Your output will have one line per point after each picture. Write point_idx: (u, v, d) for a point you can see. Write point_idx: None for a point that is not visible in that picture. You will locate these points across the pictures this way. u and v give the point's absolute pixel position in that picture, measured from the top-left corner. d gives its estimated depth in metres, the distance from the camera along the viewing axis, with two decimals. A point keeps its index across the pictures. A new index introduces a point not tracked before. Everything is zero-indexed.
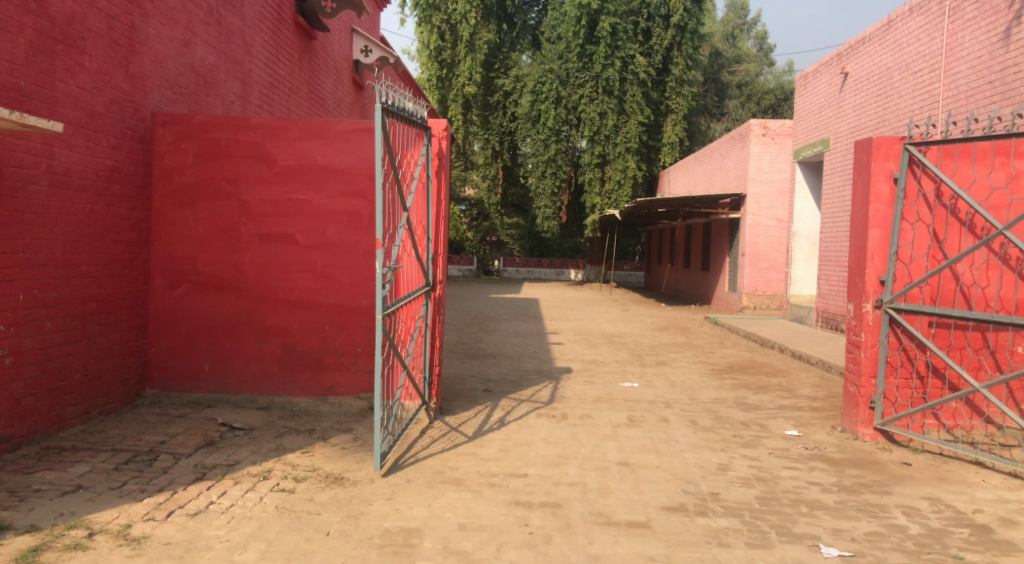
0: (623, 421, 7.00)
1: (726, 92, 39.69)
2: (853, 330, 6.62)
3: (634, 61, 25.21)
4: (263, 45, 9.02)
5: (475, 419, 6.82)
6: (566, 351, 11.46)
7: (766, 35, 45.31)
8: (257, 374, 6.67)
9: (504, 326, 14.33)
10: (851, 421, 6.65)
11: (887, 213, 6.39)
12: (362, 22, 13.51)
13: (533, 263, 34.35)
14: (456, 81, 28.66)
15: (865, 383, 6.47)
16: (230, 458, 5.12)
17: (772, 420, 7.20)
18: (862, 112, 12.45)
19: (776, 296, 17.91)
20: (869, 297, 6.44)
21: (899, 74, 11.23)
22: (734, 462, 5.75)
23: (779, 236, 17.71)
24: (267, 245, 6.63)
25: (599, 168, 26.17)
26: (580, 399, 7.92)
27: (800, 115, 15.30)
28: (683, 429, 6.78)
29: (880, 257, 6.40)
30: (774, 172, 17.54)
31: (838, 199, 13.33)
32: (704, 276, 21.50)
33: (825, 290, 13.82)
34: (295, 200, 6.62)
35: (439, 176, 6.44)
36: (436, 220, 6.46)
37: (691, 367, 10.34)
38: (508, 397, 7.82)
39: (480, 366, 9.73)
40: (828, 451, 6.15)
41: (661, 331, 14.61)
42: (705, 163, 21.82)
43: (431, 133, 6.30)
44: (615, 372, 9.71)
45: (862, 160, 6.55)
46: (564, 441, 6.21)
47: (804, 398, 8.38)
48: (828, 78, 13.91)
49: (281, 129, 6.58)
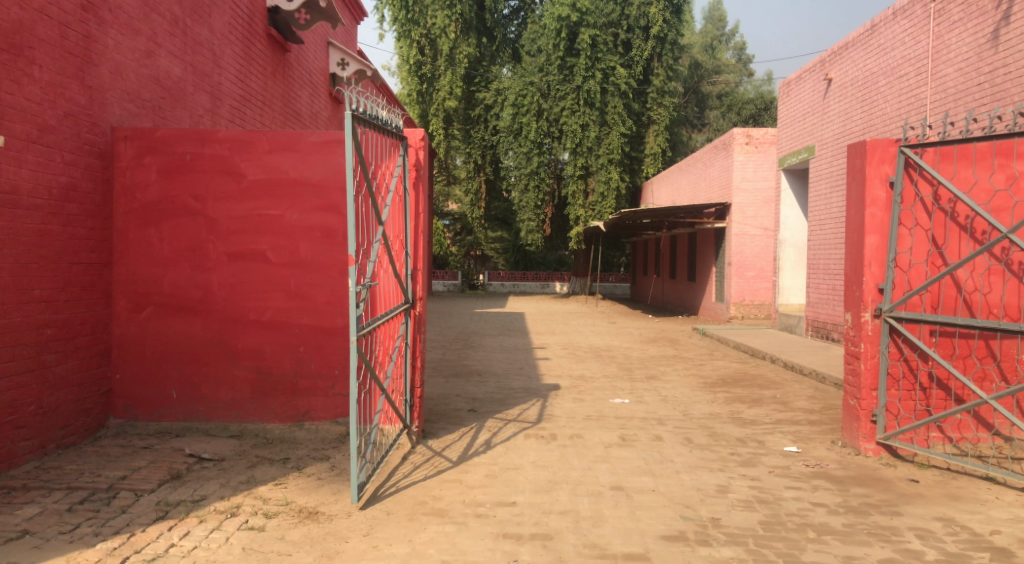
0: (615, 440, 6.70)
1: (706, 103, 39.83)
2: (852, 341, 6.38)
3: (614, 73, 25.12)
4: (234, 57, 8.72)
5: (460, 442, 6.51)
6: (553, 367, 11.15)
7: (744, 45, 45.47)
8: (228, 400, 6.32)
9: (489, 342, 14.00)
10: (852, 435, 6.39)
11: (885, 218, 6.16)
12: (338, 35, 13.24)
13: (518, 277, 34.02)
14: (437, 96, 28.40)
15: (865, 396, 6.22)
16: (196, 493, 4.76)
17: (769, 436, 6.92)
18: (847, 118, 12.30)
19: (764, 305, 17.69)
20: (868, 306, 6.20)
21: (884, 78, 11.10)
22: (734, 483, 5.46)
23: (764, 244, 17.56)
24: (237, 263, 6.30)
25: (582, 180, 26.05)
26: (570, 417, 7.60)
27: (784, 123, 15.14)
28: (678, 448, 6.48)
29: (878, 265, 6.18)
30: (758, 180, 17.43)
31: (825, 206, 13.15)
32: (691, 286, 21.29)
33: (814, 298, 13.61)
34: (266, 216, 6.30)
35: (417, 188, 6.14)
36: (415, 234, 6.16)
37: (682, 381, 10.06)
38: (494, 418, 7.49)
39: (464, 384, 9.40)
40: (831, 468, 5.87)
41: (650, 343, 14.34)
42: (688, 173, 21.67)
43: (407, 142, 6.01)
44: (604, 387, 9.40)
45: (856, 165, 6.33)
46: (555, 464, 5.90)
47: (800, 411, 8.11)
48: (811, 85, 13.77)
49: (249, 142, 6.27)
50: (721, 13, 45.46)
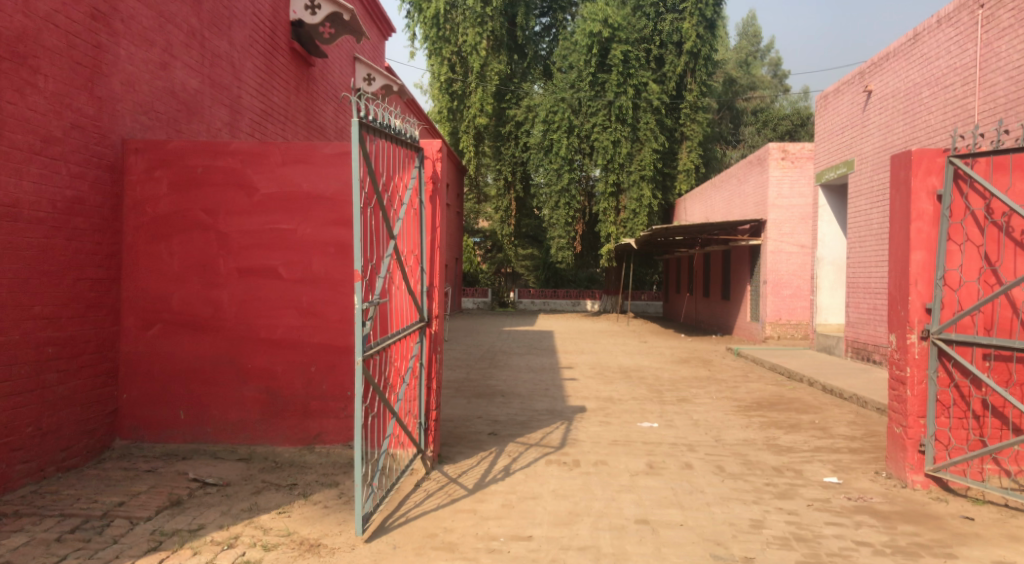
0: (641, 468, 6.33)
1: (741, 119, 39.70)
2: (897, 364, 5.96)
3: (647, 88, 24.90)
4: (255, 70, 8.59)
5: (478, 468, 6.19)
6: (580, 388, 10.80)
7: (779, 61, 44.86)
8: (237, 421, 6.10)
9: (516, 362, 13.67)
10: (898, 466, 5.95)
11: (932, 233, 5.76)
12: (364, 50, 13.14)
13: (549, 295, 33.67)
14: (468, 112, 28.31)
15: (913, 424, 5.77)
16: (194, 522, 4.51)
17: (807, 465, 6.50)
18: (889, 131, 11.84)
19: (801, 325, 17.12)
20: (914, 326, 5.79)
21: (928, 89, 10.65)
22: (769, 518, 5.06)
23: (802, 262, 17.03)
24: (248, 279, 6.10)
25: (614, 198, 25.72)
26: (595, 442, 7.25)
27: (822, 136, 14.68)
28: (709, 477, 6.09)
29: (925, 283, 5.77)
30: (794, 197, 16.95)
31: (865, 223, 12.67)
32: (725, 305, 20.79)
33: (853, 318, 13.10)
34: (278, 231, 6.09)
35: (435, 200, 5.90)
36: (432, 249, 5.90)
37: (715, 404, 9.63)
38: (515, 442, 7.17)
39: (487, 406, 9.08)
40: (875, 503, 5.44)
41: (681, 364, 13.92)
42: (722, 190, 21.21)
43: (423, 153, 5.80)
44: (632, 410, 9.02)
45: (900, 176, 5.94)
46: (577, 493, 5.56)
47: (841, 438, 7.66)
48: (850, 98, 13.33)
49: (262, 154, 6.08)
50: (755, 29, 44.97)
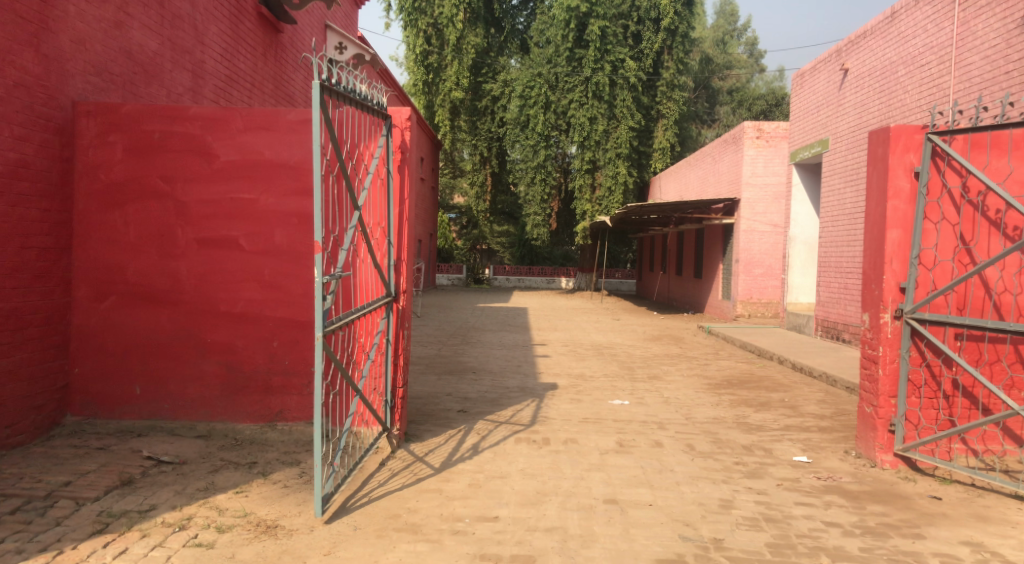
0: (611, 446, 6.24)
1: (716, 98, 39.19)
2: (870, 344, 5.90)
3: (624, 65, 24.55)
4: (219, 34, 8.26)
5: (445, 447, 6.06)
6: (552, 365, 10.69)
7: (756, 40, 44.72)
8: (196, 397, 5.91)
9: (488, 338, 13.55)
10: (868, 445, 5.91)
11: (908, 211, 5.68)
12: (335, 18, 12.78)
13: (523, 271, 33.55)
14: (443, 85, 27.91)
15: (883, 404, 5.74)
16: (144, 502, 4.34)
17: (777, 444, 6.45)
18: (864, 110, 11.79)
19: (772, 304, 17.16)
20: (888, 306, 5.73)
21: (904, 68, 10.58)
22: (738, 498, 4.99)
23: (774, 241, 17.06)
24: (207, 250, 5.88)
25: (590, 174, 25.58)
26: (565, 420, 7.14)
27: (797, 115, 14.61)
28: (679, 456, 6.01)
29: (900, 262, 5.70)
30: (769, 175, 16.92)
31: (838, 202, 12.66)
32: (697, 283, 20.80)
33: (824, 297, 13.11)
34: (239, 200, 5.87)
35: (402, 171, 5.71)
36: (399, 221, 5.71)
37: (686, 382, 9.58)
38: (484, 420, 7.05)
39: (457, 383, 8.94)
40: (844, 482, 5.40)
41: (653, 341, 13.88)
42: (696, 168, 21.14)
43: (391, 121, 5.61)
44: (603, 388, 8.94)
45: (878, 153, 5.85)
46: (545, 472, 5.46)
47: (810, 417, 7.63)
48: (826, 76, 13.25)
49: (223, 119, 5.84)
50: (733, 7, 44.77)
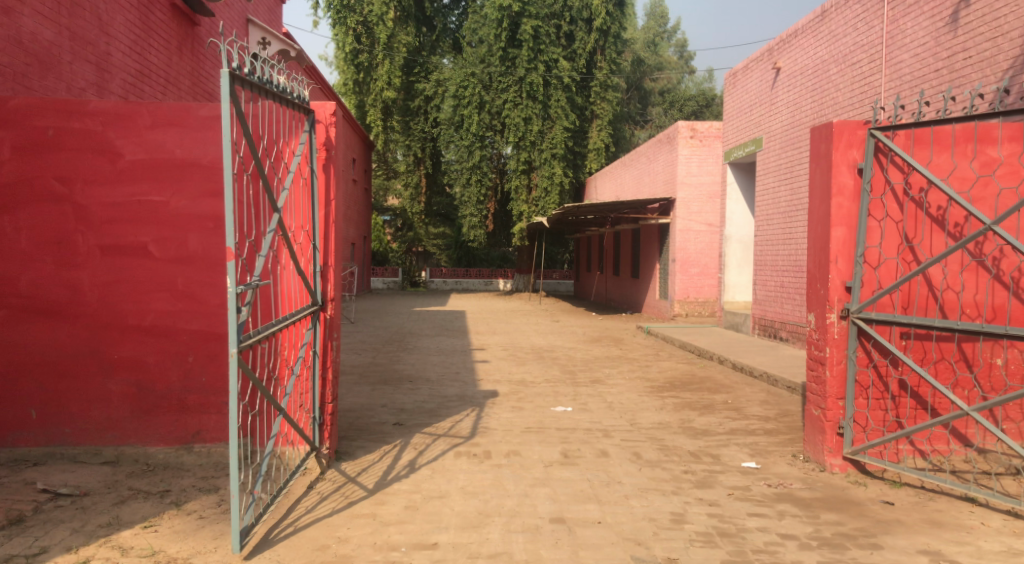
0: (556, 458, 5.95)
1: (648, 99, 39.72)
2: (816, 345, 5.76)
3: (557, 65, 24.54)
4: (128, 25, 7.70)
5: (380, 465, 5.67)
6: (491, 371, 10.38)
7: (685, 42, 45.27)
8: (102, 420, 5.38)
9: (425, 344, 13.15)
10: (816, 449, 5.77)
11: (852, 208, 5.56)
12: (259, 12, 12.23)
13: (460, 274, 33.18)
14: (375, 85, 27.40)
15: (831, 406, 5.60)
16: (34, 545, 3.92)
17: (724, 450, 6.28)
18: (796, 108, 11.84)
19: (709, 302, 17.21)
20: (834, 305, 5.59)
21: (836, 66, 10.63)
22: (690, 511, 4.77)
23: (709, 241, 17.13)
24: (112, 258, 5.37)
25: (525, 175, 25.39)
26: (506, 430, 6.83)
27: (730, 114, 14.65)
28: (626, 466, 5.77)
29: (845, 260, 5.58)
30: (703, 175, 16.98)
31: (773, 200, 12.72)
32: (634, 283, 20.80)
33: (761, 296, 13.14)
34: (148, 203, 5.38)
35: (327, 170, 5.31)
36: (325, 223, 5.31)
37: (628, 385, 9.38)
38: (422, 433, 6.68)
39: (392, 393, 8.53)
40: (796, 489, 5.23)
41: (593, 343, 13.71)
42: (631, 168, 21.15)
43: (313, 116, 5.22)
44: (545, 394, 8.66)
45: (821, 149, 5.72)
46: (487, 490, 5.13)
47: (755, 419, 7.50)
48: (759, 75, 13.29)
49: (127, 115, 5.35)
50: (662, 9, 45.28)
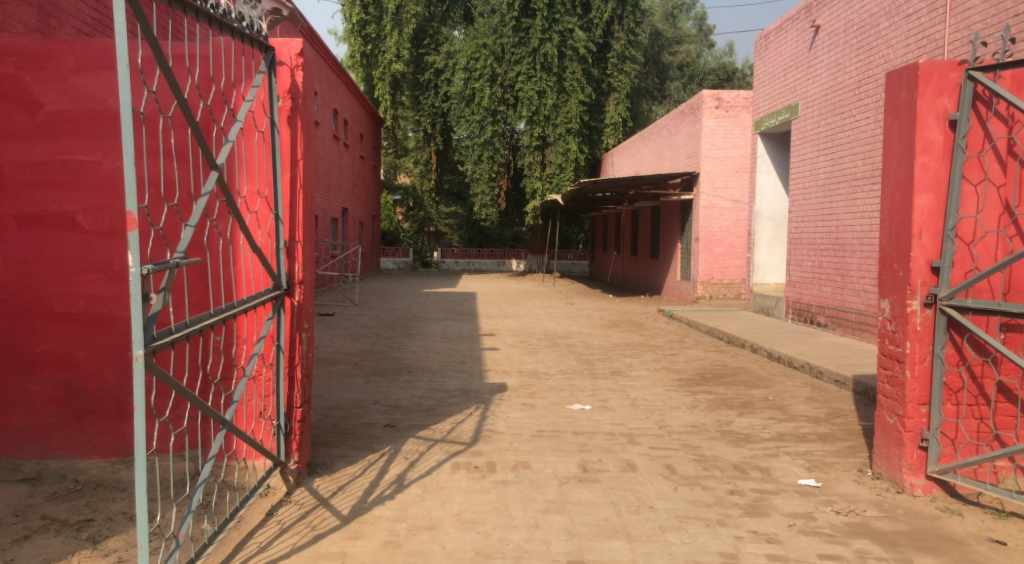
0: (574, 472, 4.96)
1: (666, 74, 38.30)
2: (892, 338, 4.71)
3: (573, 36, 23.21)
4: None
5: (361, 481, 4.70)
6: (501, 360, 9.39)
7: (705, 15, 43.55)
8: (23, 428, 4.50)
9: (430, 329, 12.16)
10: (889, 464, 4.73)
11: (942, 170, 4.48)
12: None
13: (472, 254, 32.29)
14: (383, 58, 26.30)
15: (912, 413, 4.55)
16: None
17: (774, 462, 5.27)
18: (839, 70, 10.69)
19: (734, 284, 16.15)
20: (916, 291, 4.52)
21: (887, 20, 9.49)
22: (744, 551, 3.77)
23: (735, 218, 16.01)
24: (31, 231, 4.40)
25: (539, 151, 24.36)
26: (515, 435, 5.83)
27: (761, 80, 13.52)
28: (659, 484, 4.76)
29: (931, 234, 4.50)
30: (729, 147, 15.84)
31: (810, 172, 11.61)
32: (654, 264, 19.76)
33: (795, 277, 12.06)
34: (76, 163, 4.40)
35: (292, 123, 4.34)
36: (289, 188, 4.34)
37: (653, 378, 8.38)
38: (415, 438, 5.68)
39: (387, 387, 7.54)
40: (872, 519, 4.20)
41: (612, 329, 12.69)
42: (651, 142, 20.02)
43: (274, 56, 4.23)
44: (560, 388, 7.66)
45: (900, 98, 4.64)
46: (488, 518, 4.15)
47: (804, 421, 6.47)
48: (794, 35, 12.11)
49: (48, 55, 4.37)
50: None
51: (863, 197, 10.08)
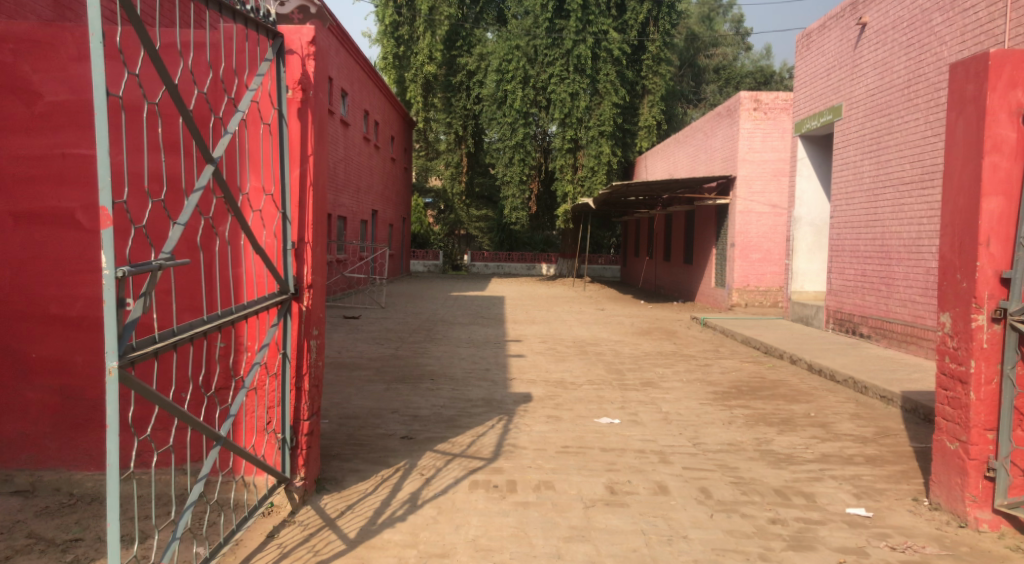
0: (601, 494, 4.60)
1: (702, 77, 37.68)
2: (954, 355, 4.28)
3: (607, 37, 22.72)
4: None
5: (373, 499, 4.39)
6: (527, 368, 9.03)
7: (742, 17, 42.73)
8: (18, 436, 4.27)
9: (455, 334, 11.85)
10: (949, 494, 4.31)
11: (1013, 171, 4.06)
12: None
13: (503, 257, 32.06)
14: (416, 59, 26.11)
15: (976, 439, 4.13)
16: None
17: (819, 487, 4.86)
18: (886, 69, 10.19)
19: (770, 291, 15.66)
20: (983, 304, 4.09)
21: (941, 15, 8.98)
22: None
23: (773, 223, 15.49)
24: (27, 229, 4.16)
25: (571, 154, 24.00)
26: (539, 451, 5.48)
27: (802, 80, 13.03)
28: (693, 510, 4.39)
29: (1000, 243, 4.07)
30: (767, 151, 15.32)
31: (853, 176, 11.10)
32: (687, 270, 19.29)
33: (837, 285, 11.55)
34: (74, 156, 4.14)
35: (301, 115, 4.03)
36: (298, 185, 4.04)
37: (687, 389, 7.97)
38: (433, 452, 5.36)
39: (408, 395, 7.24)
40: (932, 557, 3.81)
41: (644, 336, 12.28)
42: (686, 145, 19.55)
43: (282, 43, 3.94)
44: (588, 399, 7.28)
45: (966, 92, 4.22)
46: (506, 546, 3.80)
47: (850, 441, 6.03)
48: (839, 33, 11.61)
49: (49, 43, 4.13)
50: None
51: (910, 202, 9.55)
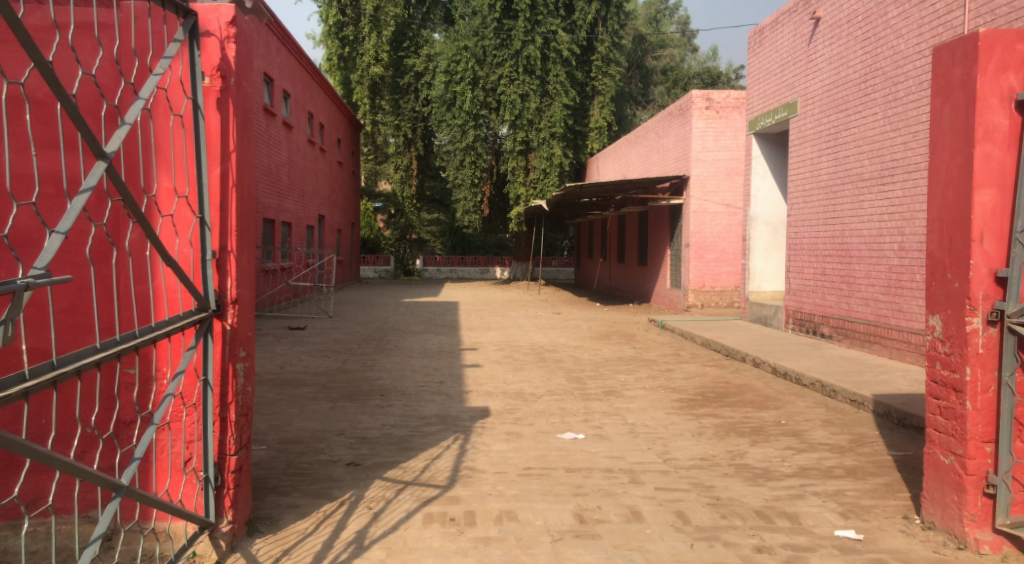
0: (569, 524, 4.16)
1: (650, 78, 37.89)
2: (947, 361, 3.95)
3: (556, 37, 22.50)
4: None
5: (312, 541, 3.87)
6: (483, 379, 8.55)
7: (688, 19, 42.82)
8: None
9: (407, 344, 11.32)
10: (944, 512, 3.97)
11: (1007, 161, 3.75)
12: None
13: (455, 261, 31.55)
14: (361, 61, 25.46)
15: (974, 452, 3.80)
16: None
17: (803, 506, 4.49)
18: (842, 64, 10.00)
19: (726, 292, 15.43)
20: (978, 306, 3.76)
21: (897, 8, 8.81)
22: None
23: (727, 223, 15.28)
24: None
25: (523, 156, 23.61)
26: (499, 474, 5.02)
27: (755, 77, 12.84)
28: (671, 540, 3.97)
29: (993, 239, 3.75)
30: (720, 150, 15.12)
31: (810, 173, 10.91)
32: (642, 272, 19.04)
33: (796, 285, 11.33)
34: None
35: (218, 105, 3.50)
36: (218, 185, 3.51)
37: (651, 398, 7.59)
38: (381, 481, 4.84)
39: (355, 414, 6.70)
40: None
41: (603, 341, 11.90)
42: (638, 146, 19.31)
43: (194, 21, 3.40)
44: (549, 413, 6.83)
45: (953, 76, 3.90)
46: None
47: (827, 451, 5.69)
48: (792, 28, 11.43)
49: None
50: None
51: (870, 199, 9.37)
